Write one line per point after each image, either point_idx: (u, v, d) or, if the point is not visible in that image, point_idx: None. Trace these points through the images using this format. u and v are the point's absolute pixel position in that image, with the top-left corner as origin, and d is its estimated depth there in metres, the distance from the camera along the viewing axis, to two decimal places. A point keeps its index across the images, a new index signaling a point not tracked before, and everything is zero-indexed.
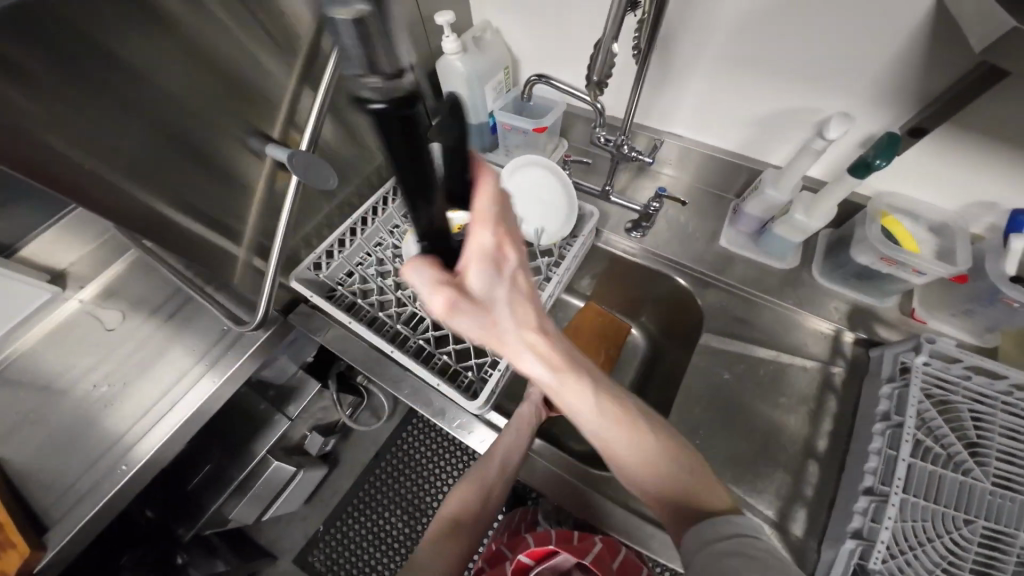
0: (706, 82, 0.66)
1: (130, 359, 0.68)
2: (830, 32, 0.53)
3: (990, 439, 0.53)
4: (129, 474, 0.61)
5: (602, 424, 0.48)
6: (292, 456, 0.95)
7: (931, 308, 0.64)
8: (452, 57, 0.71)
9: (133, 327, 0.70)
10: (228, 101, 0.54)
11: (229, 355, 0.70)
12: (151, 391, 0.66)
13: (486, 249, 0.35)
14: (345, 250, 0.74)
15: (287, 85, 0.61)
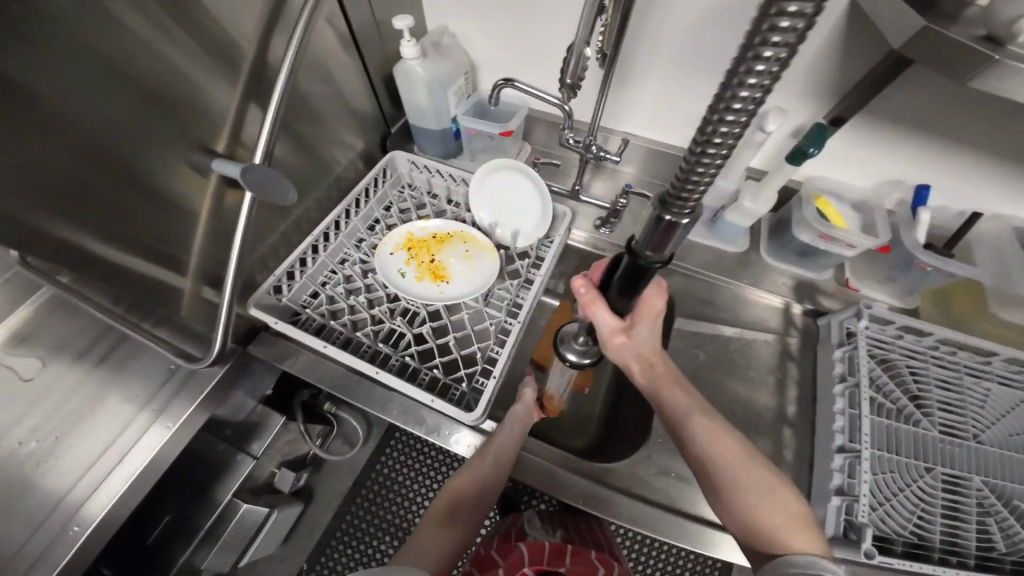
0: (659, 82, 0.70)
1: (60, 411, 0.57)
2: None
3: (929, 391, 0.61)
4: (85, 534, 0.53)
5: (716, 459, 0.53)
6: (261, 496, 0.91)
7: (861, 277, 0.72)
8: (412, 62, 0.68)
9: (53, 379, 0.58)
10: (157, 110, 0.48)
11: (180, 401, 0.62)
12: (91, 447, 0.57)
13: (648, 314, 0.51)
14: (308, 270, 0.69)
15: (232, 93, 0.56)
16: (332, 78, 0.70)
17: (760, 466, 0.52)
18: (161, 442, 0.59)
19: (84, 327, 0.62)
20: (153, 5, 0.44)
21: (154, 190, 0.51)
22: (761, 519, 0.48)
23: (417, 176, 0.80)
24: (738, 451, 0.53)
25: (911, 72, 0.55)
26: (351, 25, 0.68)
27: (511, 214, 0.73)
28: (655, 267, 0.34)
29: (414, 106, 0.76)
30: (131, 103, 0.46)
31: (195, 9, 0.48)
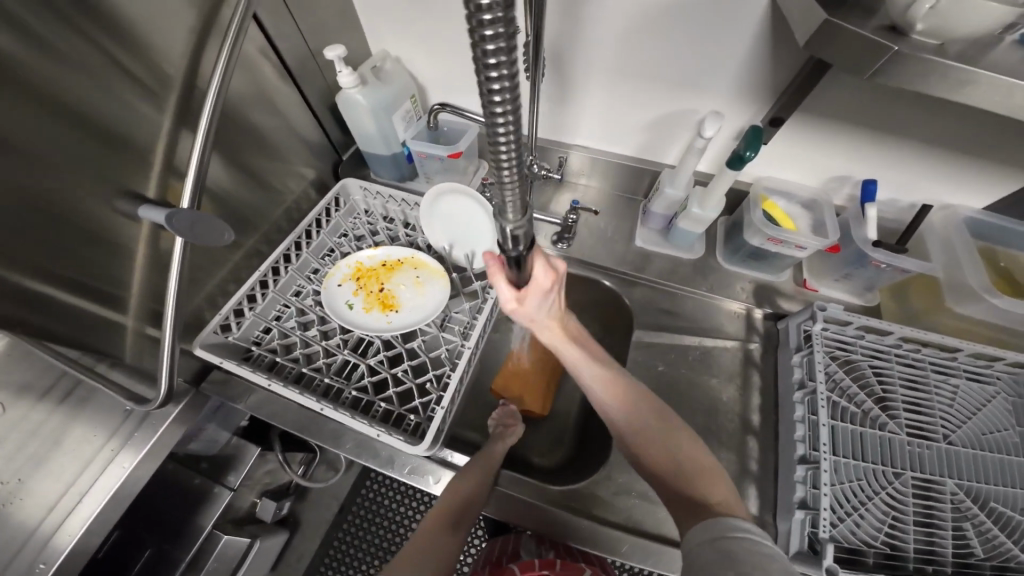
0: (600, 93, 0.70)
1: (20, 458, 0.52)
2: (695, 41, 0.59)
3: (895, 391, 0.60)
4: (50, 572, 0.54)
5: (604, 394, 0.58)
6: (244, 527, 0.88)
7: (818, 276, 0.73)
8: (352, 91, 0.68)
9: (15, 423, 0.52)
10: (75, 154, 0.47)
11: (137, 437, 0.62)
12: (47, 493, 0.55)
13: (546, 285, 0.52)
14: (257, 306, 0.67)
15: (159, 131, 0.55)
16: (273, 112, 0.70)
17: (648, 401, 0.56)
18: (125, 474, 0.60)
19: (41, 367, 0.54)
20: (56, 49, 0.43)
21: (77, 233, 0.50)
22: (671, 454, 0.52)
23: (372, 202, 0.80)
24: (630, 389, 0.57)
25: (834, 75, 0.56)
26: (285, 59, 0.68)
27: (462, 235, 0.72)
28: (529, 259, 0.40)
29: (360, 134, 0.75)
30: (44, 149, 0.45)
31: (104, 45, 0.47)
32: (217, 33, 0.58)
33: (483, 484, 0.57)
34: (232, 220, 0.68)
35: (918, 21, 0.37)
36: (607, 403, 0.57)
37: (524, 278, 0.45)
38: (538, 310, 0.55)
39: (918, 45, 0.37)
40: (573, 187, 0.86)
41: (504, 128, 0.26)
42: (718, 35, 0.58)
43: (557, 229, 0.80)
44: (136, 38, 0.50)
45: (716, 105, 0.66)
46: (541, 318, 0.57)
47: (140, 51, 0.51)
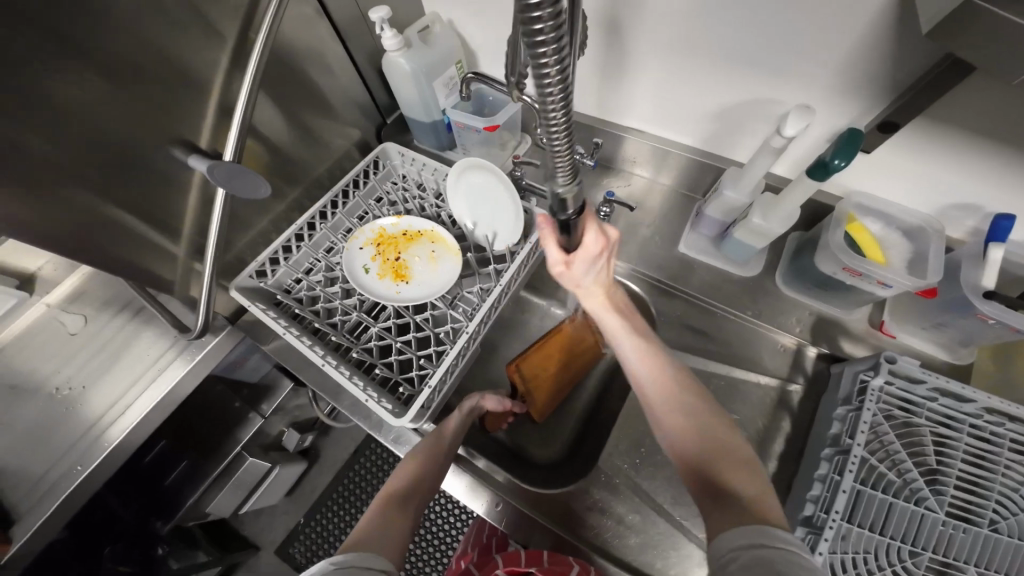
0: (664, 68, 0.60)
1: (93, 363, 0.69)
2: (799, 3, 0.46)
3: (952, 464, 0.48)
4: (83, 474, 0.63)
5: (649, 368, 0.52)
6: (269, 453, 1.03)
7: (899, 320, 0.60)
8: (395, 55, 0.66)
9: (98, 331, 0.71)
10: (143, 92, 0.50)
11: (175, 364, 0.69)
12: (106, 398, 0.67)
13: (591, 250, 0.48)
14: (292, 257, 0.72)
15: (216, 77, 0.57)
16: (323, 70, 0.71)
17: (702, 404, 0.48)
18: (172, 383, 0.68)
19: (121, 294, 0.74)
20: None
21: (146, 170, 0.54)
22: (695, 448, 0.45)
23: (409, 169, 0.80)
24: (676, 378, 0.50)
25: (981, 73, 0.42)
26: (335, 17, 0.68)
27: (487, 214, 0.70)
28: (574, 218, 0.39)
29: (401, 99, 0.74)
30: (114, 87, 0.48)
31: None
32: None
33: (432, 457, 0.58)
34: (278, 174, 0.72)
35: None
36: (646, 384, 0.51)
37: (573, 239, 0.44)
38: (582, 276, 0.52)
39: None
40: (621, 176, 0.77)
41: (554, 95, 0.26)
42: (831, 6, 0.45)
43: None
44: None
45: (807, 95, 0.54)
46: (585, 285, 0.54)
47: None
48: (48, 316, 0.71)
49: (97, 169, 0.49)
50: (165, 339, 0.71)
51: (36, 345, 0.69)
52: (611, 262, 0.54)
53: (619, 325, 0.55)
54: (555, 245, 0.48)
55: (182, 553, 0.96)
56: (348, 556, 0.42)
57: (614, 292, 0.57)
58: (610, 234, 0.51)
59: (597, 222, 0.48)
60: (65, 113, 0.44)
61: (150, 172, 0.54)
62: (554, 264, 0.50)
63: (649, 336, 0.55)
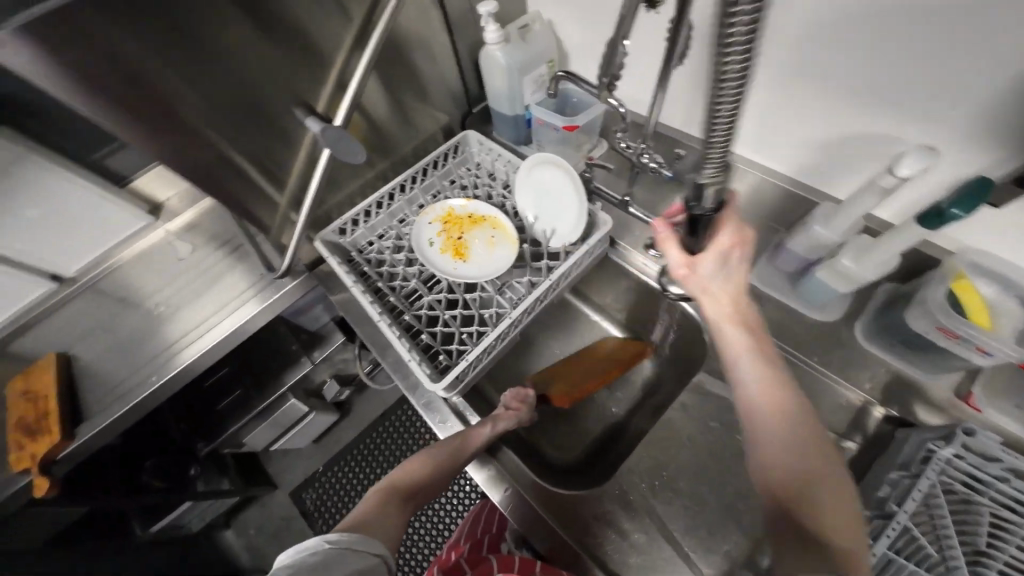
0: (766, 87, 0.58)
1: (192, 286, 0.84)
2: (972, 19, 0.41)
3: (1005, 550, 0.44)
4: (157, 384, 0.75)
5: (767, 395, 0.48)
6: (308, 399, 1.13)
7: (993, 397, 0.52)
8: (494, 48, 0.71)
9: (200, 260, 0.87)
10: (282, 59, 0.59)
11: (251, 300, 0.81)
12: (194, 317, 0.81)
13: (723, 246, 0.47)
14: (370, 221, 0.79)
15: (339, 53, 0.65)
16: (428, 56, 0.77)
17: (812, 436, 0.46)
18: (244, 317, 0.79)
19: (224, 232, 0.89)
20: None
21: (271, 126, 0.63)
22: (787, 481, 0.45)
23: (484, 158, 0.84)
24: (795, 409, 0.47)
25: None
26: (447, 9, 0.75)
27: (550, 210, 0.71)
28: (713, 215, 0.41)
29: (491, 90, 0.78)
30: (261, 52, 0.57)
31: None
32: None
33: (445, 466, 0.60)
34: (372, 145, 0.79)
35: None
36: (756, 406, 0.48)
37: (699, 241, 0.46)
38: (710, 280, 0.50)
39: None
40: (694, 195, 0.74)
41: (729, 99, 0.30)
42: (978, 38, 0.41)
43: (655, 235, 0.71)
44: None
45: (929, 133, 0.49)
46: (710, 292, 0.51)
47: None
48: (165, 239, 0.90)
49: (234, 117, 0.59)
50: (249, 276, 0.83)
51: (151, 259, 0.87)
52: (742, 271, 0.50)
53: (743, 343, 0.50)
54: (678, 249, 0.49)
55: (214, 474, 1.12)
56: (343, 537, 0.49)
57: (746, 309, 0.51)
58: (744, 233, 0.48)
59: (733, 216, 0.47)
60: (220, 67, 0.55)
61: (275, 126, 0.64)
62: (676, 268, 0.50)
63: (773, 357, 0.50)
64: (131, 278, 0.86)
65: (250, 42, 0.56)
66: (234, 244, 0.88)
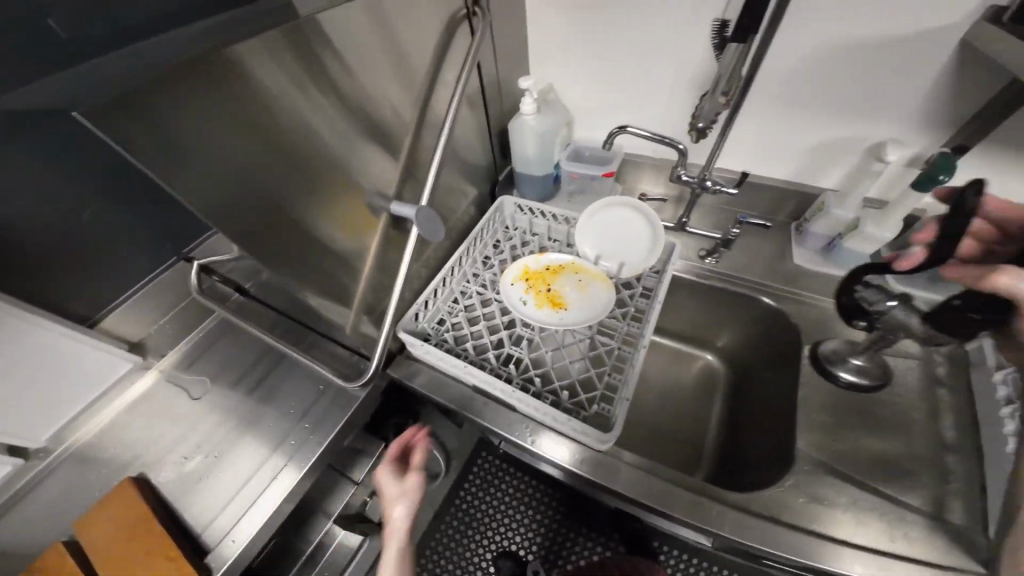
0: (763, 121, 0.74)
1: (225, 428, 0.69)
2: (902, 62, 0.60)
3: None
4: (237, 547, 0.59)
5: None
6: (354, 524, 0.98)
7: None
8: (527, 117, 0.79)
9: (221, 393, 0.73)
10: (361, 151, 0.57)
11: (324, 418, 0.70)
12: (240, 469, 0.66)
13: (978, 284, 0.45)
14: (438, 301, 0.75)
15: (402, 139, 0.66)
16: (470, 133, 0.81)
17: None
18: (316, 448, 0.66)
19: (243, 352, 0.78)
20: (371, 70, 0.55)
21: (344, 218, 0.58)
22: None
23: (521, 219, 0.88)
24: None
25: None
26: (482, 83, 0.79)
27: (617, 246, 0.78)
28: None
29: (522, 157, 0.86)
30: (346, 141, 0.54)
31: (389, 76, 0.59)
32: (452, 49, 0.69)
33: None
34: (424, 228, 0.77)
35: None
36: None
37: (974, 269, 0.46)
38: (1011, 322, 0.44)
39: None
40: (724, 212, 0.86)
41: None
42: (899, 78, 0.62)
43: (710, 246, 0.81)
44: (402, 61, 0.61)
45: (898, 125, 0.66)
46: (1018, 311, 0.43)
47: (404, 68, 0.62)
48: (160, 382, 0.75)
49: (322, 195, 0.53)
50: (299, 398, 0.72)
51: (150, 411, 0.72)
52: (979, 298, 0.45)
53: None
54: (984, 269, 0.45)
55: None
56: None
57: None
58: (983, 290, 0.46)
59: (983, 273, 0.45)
60: (312, 157, 0.50)
61: (356, 209, 0.59)
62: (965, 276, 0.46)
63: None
64: (123, 446, 0.68)
65: (344, 140, 0.54)
66: (265, 368, 0.76)
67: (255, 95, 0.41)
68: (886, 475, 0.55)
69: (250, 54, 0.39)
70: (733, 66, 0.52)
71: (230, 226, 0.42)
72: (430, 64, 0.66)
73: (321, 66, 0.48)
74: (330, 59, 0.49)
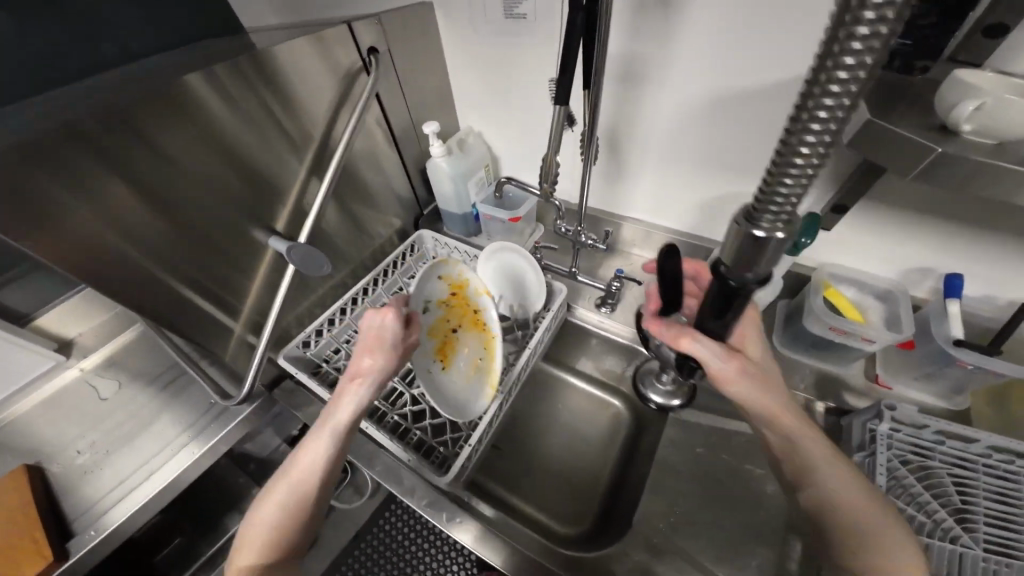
0: (656, 173, 0.76)
1: (114, 430, 0.73)
2: (769, 126, 0.62)
3: (976, 502, 0.49)
4: (95, 538, 0.61)
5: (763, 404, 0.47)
6: None
7: (893, 372, 0.63)
8: (439, 160, 0.84)
9: (127, 396, 0.77)
10: (240, 186, 0.62)
11: (207, 430, 0.73)
12: (128, 464, 0.69)
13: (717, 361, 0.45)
14: (334, 329, 0.80)
15: (298, 172, 0.70)
16: (386, 171, 0.87)
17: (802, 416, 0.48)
18: (193, 457, 0.69)
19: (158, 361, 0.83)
20: (260, 115, 0.61)
21: (218, 247, 0.63)
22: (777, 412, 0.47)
23: (440, 251, 0.92)
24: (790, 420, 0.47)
25: (892, 178, 0.56)
26: (394, 128, 0.84)
27: (513, 287, 0.81)
28: (744, 284, 0.34)
29: (440, 195, 0.91)
30: (226, 178, 0.60)
31: (280, 122, 0.64)
32: (354, 94, 0.74)
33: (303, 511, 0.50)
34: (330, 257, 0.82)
35: (964, 121, 0.39)
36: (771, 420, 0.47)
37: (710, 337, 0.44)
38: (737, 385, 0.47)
39: (969, 143, 0.39)
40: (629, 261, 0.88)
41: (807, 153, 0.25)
42: (770, 140, 0.63)
43: (601, 294, 0.84)
44: (296, 107, 0.66)
45: None
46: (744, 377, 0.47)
47: (297, 114, 0.66)
48: (79, 381, 0.79)
49: (191, 225, 0.58)
50: (191, 411, 0.75)
51: (58, 407, 0.75)
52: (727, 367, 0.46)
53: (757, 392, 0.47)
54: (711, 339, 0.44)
55: None
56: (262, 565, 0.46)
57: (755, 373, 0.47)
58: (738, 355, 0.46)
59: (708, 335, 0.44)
60: (178, 201, 0.55)
61: (238, 243, 0.66)
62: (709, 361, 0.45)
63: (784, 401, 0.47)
64: (8, 437, 0.71)
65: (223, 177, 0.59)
66: (167, 377, 0.80)
67: (102, 149, 0.46)
68: (726, 559, 0.58)
69: (117, 108, 0.46)
70: (560, 134, 0.54)
71: (73, 265, 0.47)
72: (329, 107, 0.71)
73: (202, 114, 0.54)
74: (207, 119, 0.55)
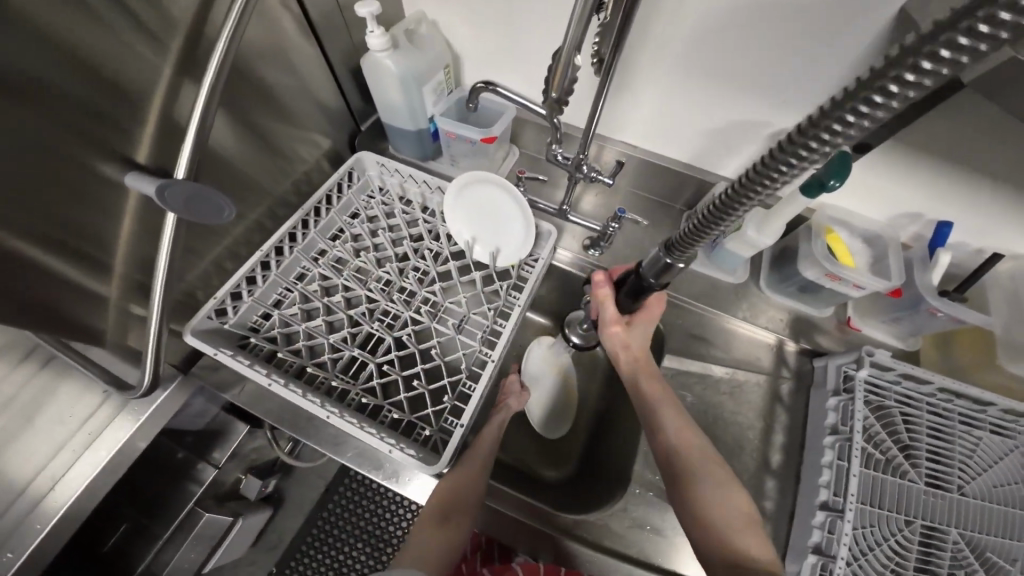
0: (666, 89, 0.61)
1: None
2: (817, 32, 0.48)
3: (920, 439, 0.56)
4: (20, 560, 0.49)
5: (656, 401, 0.58)
6: (226, 504, 0.77)
7: (863, 315, 0.67)
8: (381, 55, 0.59)
9: None
10: (47, 88, 0.35)
11: (123, 414, 0.56)
12: (36, 454, 0.51)
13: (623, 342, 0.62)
14: (257, 290, 0.61)
15: (160, 64, 0.42)
16: (302, 65, 0.59)
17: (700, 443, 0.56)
18: (119, 444, 0.54)
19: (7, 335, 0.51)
20: None
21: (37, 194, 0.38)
22: (674, 421, 0.57)
23: (388, 180, 0.71)
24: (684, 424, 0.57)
25: (970, 90, 0.46)
26: (308, 10, 0.56)
27: (489, 228, 0.67)
28: (655, 286, 0.54)
29: (385, 104, 0.67)
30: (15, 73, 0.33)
31: None
32: None
33: (467, 480, 0.55)
34: (237, 194, 0.59)
35: None
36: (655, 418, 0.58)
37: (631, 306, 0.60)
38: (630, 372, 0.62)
39: None
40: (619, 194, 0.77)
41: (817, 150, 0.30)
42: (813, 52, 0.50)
43: (592, 233, 0.74)
44: None
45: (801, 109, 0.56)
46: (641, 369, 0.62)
47: None
48: None
49: None
50: (86, 393, 0.55)
51: None
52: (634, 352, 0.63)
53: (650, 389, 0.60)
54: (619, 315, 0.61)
55: None
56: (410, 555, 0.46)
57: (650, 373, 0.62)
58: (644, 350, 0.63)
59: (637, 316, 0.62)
60: None
61: (88, 181, 0.41)
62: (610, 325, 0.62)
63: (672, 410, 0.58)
64: None
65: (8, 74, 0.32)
66: None
67: None
68: None
69: None
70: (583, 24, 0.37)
71: None
72: None
73: None
74: None
